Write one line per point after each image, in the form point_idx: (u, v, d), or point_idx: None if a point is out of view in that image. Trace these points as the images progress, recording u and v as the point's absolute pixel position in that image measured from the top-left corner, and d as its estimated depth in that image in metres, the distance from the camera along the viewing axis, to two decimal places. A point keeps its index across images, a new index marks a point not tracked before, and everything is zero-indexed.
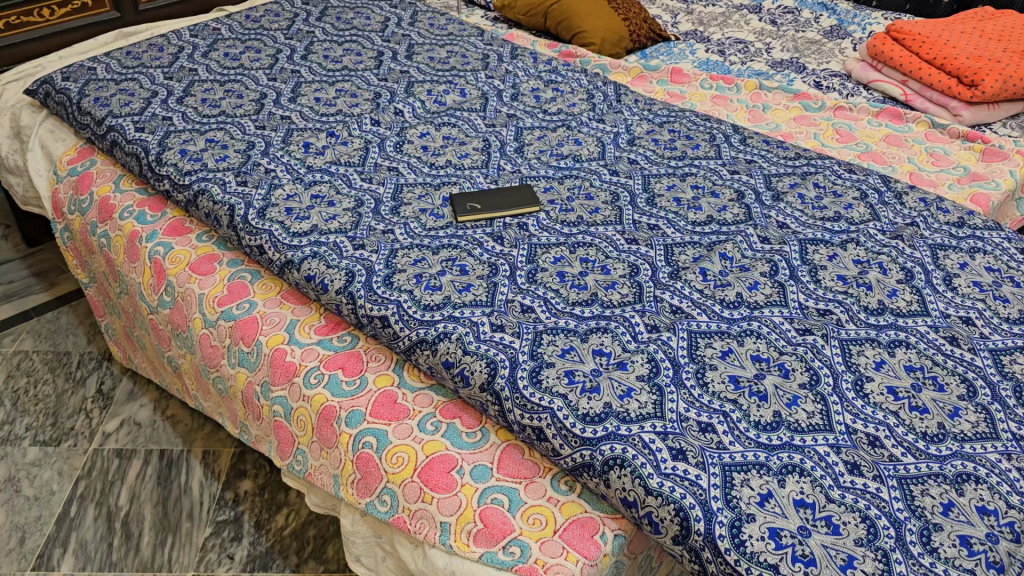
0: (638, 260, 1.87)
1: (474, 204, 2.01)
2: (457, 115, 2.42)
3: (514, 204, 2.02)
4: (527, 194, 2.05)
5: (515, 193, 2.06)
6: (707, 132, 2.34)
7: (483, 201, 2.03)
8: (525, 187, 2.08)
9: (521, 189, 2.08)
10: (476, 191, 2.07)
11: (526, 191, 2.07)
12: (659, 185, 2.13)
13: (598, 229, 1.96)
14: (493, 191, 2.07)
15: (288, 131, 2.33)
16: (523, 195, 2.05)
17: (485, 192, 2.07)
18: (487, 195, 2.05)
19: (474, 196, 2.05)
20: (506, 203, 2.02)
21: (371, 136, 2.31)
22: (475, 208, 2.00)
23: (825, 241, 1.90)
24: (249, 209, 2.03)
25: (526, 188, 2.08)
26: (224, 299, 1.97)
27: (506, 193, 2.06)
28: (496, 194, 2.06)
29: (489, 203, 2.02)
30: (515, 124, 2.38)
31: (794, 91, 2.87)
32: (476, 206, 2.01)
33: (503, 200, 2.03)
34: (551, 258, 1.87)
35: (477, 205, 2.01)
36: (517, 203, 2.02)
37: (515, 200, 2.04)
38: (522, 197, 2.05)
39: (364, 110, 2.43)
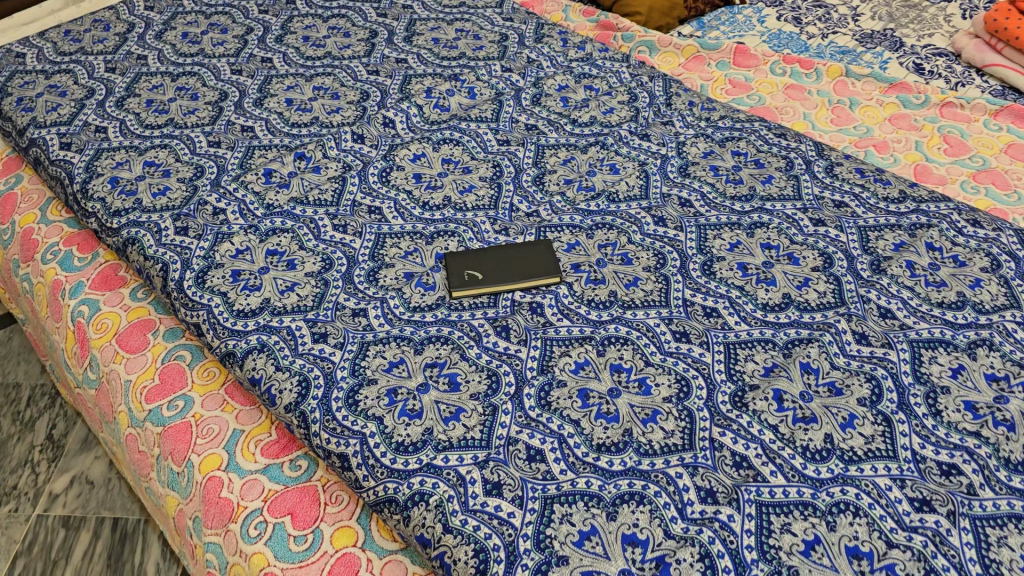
0: (686, 369, 1.36)
1: (474, 272, 1.53)
2: (462, 126, 1.91)
3: (528, 273, 1.53)
4: (546, 258, 1.56)
5: (531, 256, 1.56)
6: (782, 155, 1.81)
7: (486, 267, 1.54)
8: (544, 245, 1.58)
9: (538, 247, 1.58)
10: (479, 251, 1.58)
11: (545, 253, 1.57)
12: (716, 236, 1.62)
13: (635, 315, 1.46)
14: (501, 251, 1.58)
15: (248, 150, 1.85)
16: (541, 259, 1.56)
17: (491, 252, 1.58)
18: (492, 258, 1.56)
19: (476, 260, 1.56)
20: (517, 272, 1.53)
21: (352, 159, 1.82)
22: (475, 279, 1.52)
23: (947, 343, 1.39)
24: (186, 271, 1.59)
25: (546, 246, 1.58)
26: (153, 391, 1.55)
27: (519, 254, 1.57)
28: (506, 256, 1.57)
29: (494, 271, 1.53)
30: (535, 140, 1.88)
31: (889, 80, 2.29)
32: (477, 275, 1.53)
33: (512, 267, 1.54)
34: (568, 367, 1.37)
35: (479, 274, 1.53)
36: (531, 272, 1.53)
37: (529, 266, 1.54)
38: (539, 261, 1.55)
39: (346, 119, 1.93)
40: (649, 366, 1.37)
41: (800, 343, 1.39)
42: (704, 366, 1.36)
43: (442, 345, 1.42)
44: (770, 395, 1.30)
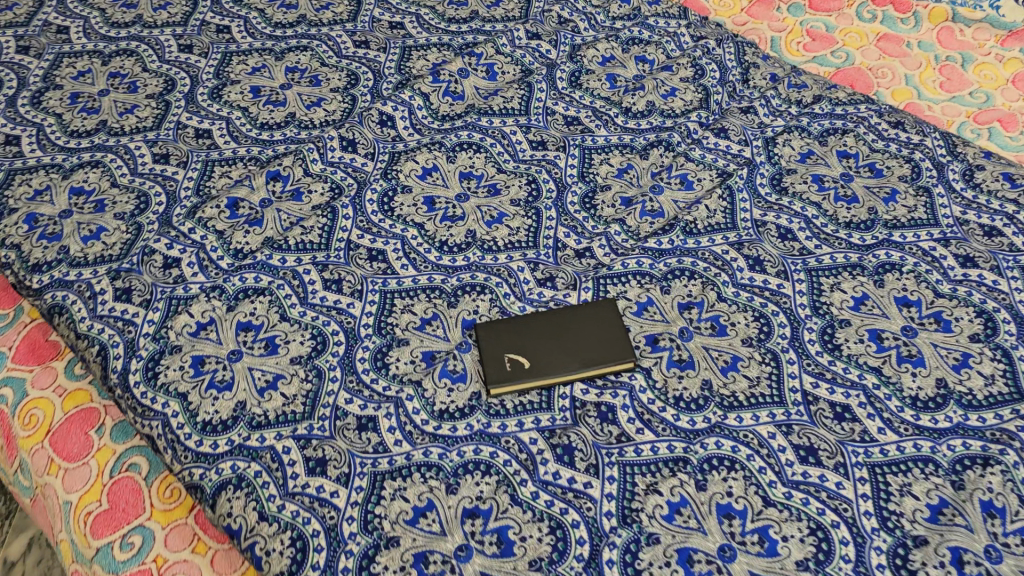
0: (823, 513, 0.99)
1: (517, 356, 1.13)
2: (482, 123, 1.48)
3: (590, 358, 1.13)
4: (614, 332, 1.15)
5: (593, 330, 1.16)
6: (903, 157, 1.40)
7: (533, 348, 1.14)
8: (610, 312, 1.17)
9: (603, 315, 1.17)
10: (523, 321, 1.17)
11: (612, 324, 1.16)
12: (833, 287, 1.22)
13: (740, 421, 1.08)
14: (553, 321, 1.17)
15: (206, 166, 1.42)
16: (607, 335, 1.15)
17: (540, 321, 1.17)
18: (542, 333, 1.16)
19: (520, 336, 1.16)
20: (574, 355, 1.13)
21: (343, 178, 1.40)
22: (519, 367, 1.12)
23: None
24: (130, 359, 1.18)
25: (613, 313, 1.18)
26: (98, 520, 1.06)
27: (578, 326, 1.16)
28: (560, 330, 1.16)
29: (545, 356, 1.13)
30: (579, 141, 1.45)
31: (1008, 26, 1.82)
32: (522, 361, 1.13)
33: (569, 346, 1.14)
34: (660, 513, 1.00)
35: (524, 360, 1.13)
36: (595, 356, 1.13)
37: (591, 346, 1.14)
38: (604, 338, 1.15)
39: (332, 115, 1.49)
40: (771, 507, 1.00)
41: (975, 465, 1.02)
42: (847, 506, 1.00)
43: (483, 476, 1.04)
44: (944, 557, 0.94)
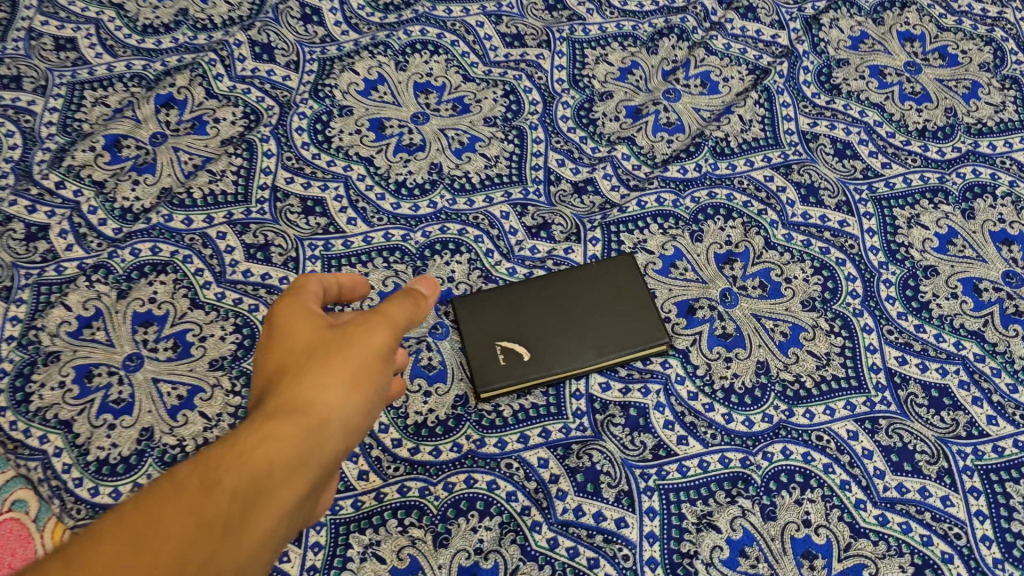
0: (930, 543, 0.77)
1: (511, 344, 0.84)
2: (439, 15, 1.13)
3: (609, 342, 0.84)
4: (638, 301, 0.86)
5: (609, 299, 0.86)
6: (980, 37, 1.09)
7: (532, 331, 0.85)
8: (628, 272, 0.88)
9: (620, 277, 0.87)
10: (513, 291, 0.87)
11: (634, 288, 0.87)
12: (911, 222, 0.94)
13: (810, 417, 0.83)
14: (555, 289, 0.87)
15: (70, 90, 1.05)
16: (628, 305, 0.86)
17: (537, 292, 0.87)
18: (541, 308, 0.86)
19: (510, 314, 0.86)
20: (587, 339, 0.84)
21: (259, 99, 1.05)
22: (515, 361, 0.83)
23: None
24: None
25: (633, 272, 0.88)
26: None
27: (589, 293, 0.87)
28: (565, 301, 0.86)
29: (549, 341, 0.84)
30: (566, 32, 1.11)
31: None
32: (519, 352, 0.83)
33: (578, 326, 0.85)
34: (720, 557, 0.76)
35: (521, 350, 0.84)
36: (615, 337, 0.84)
37: (608, 322, 0.85)
38: (624, 311, 0.86)
39: (236, 11, 1.12)
40: (862, 539, 0.77)
41: None
42: (959, 531, 0.77)
43: (483, 519, 0.78)
44: None
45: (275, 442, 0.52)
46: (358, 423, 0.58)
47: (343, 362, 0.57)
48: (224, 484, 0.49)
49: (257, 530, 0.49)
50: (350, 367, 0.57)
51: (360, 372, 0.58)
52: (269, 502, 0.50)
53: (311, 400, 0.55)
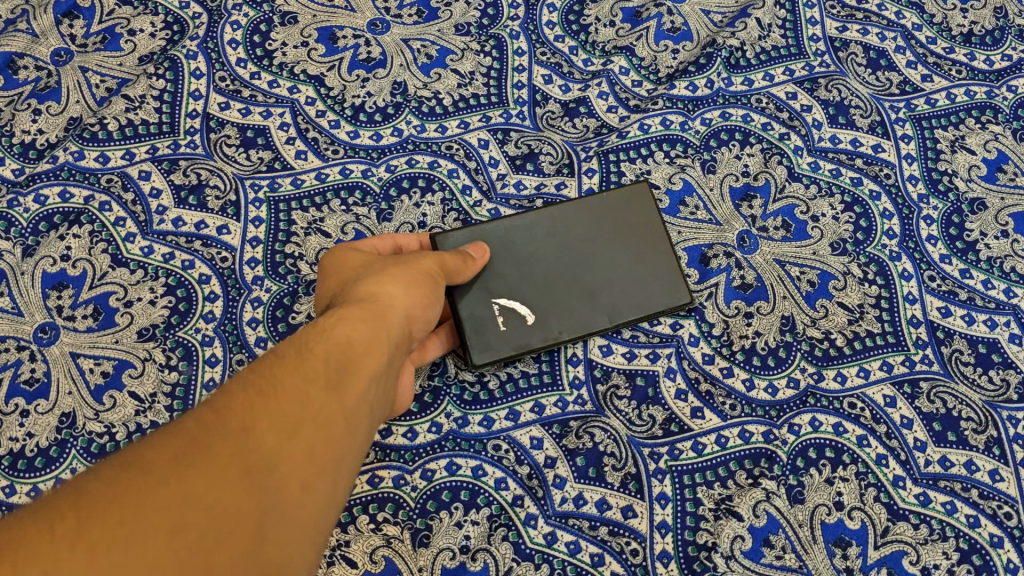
0: (977, 525, 0.67)
1: (509, 303, 0.70)
2: None
3: (624, 300, 0.71)
4: (655, 248, 0.73)
5: (624, 246, 0.72)
6: None
7: (534, 285, 0.70)
8: (642, 209, 0.74)
9: (634, 218, 0.73)
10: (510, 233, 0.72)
11: (650, 232, 0.73)
12: (955, 146, 0.82)
13: (843, 382, 0.72)
14: (560, 231, 0.72)
15: None
16: (645, 253, 0.72)
17: (539, 236, 0.72)
18: (543, 256, 0.71)
19: (509, 264, 0.71)
20: (598, 295, 0.71)
21: (182, 5, 0.87)
22: (515, 325, 0.70)
23: None
24: None
25: (649, 211, 0.74)
26: None
27: (597, 239, 0.72)
28: (571, 248, 0.72)
29: (556, 298, 0.71)
30: None
31: None
32: (520, 315, 0.70)
33: (589, 279, 0.71)
34: (742, 549, 0.66)
35: (522, 312, 0.70)
36: (634, 294, 0.71)
37: (623, 276, 0.72)
38: (642, 261, 0.72)
39: None
40: (901, 522, 0.67)
41: None
42: (1009, 511, 0.68)
43: (468, 512, 0.67)
44: None
45: (353, 319, 0.56)
46: (422, 319, 0.62)
47: (400, 271, 0.62)
48: (302, 369, 0.51)
49: (339, 411, 0.51)
50: (412, 266, 0.63)
51: (416, 275, 0.62)
52: (344, 389, 0.52)
53: (373, 293, 0.59)
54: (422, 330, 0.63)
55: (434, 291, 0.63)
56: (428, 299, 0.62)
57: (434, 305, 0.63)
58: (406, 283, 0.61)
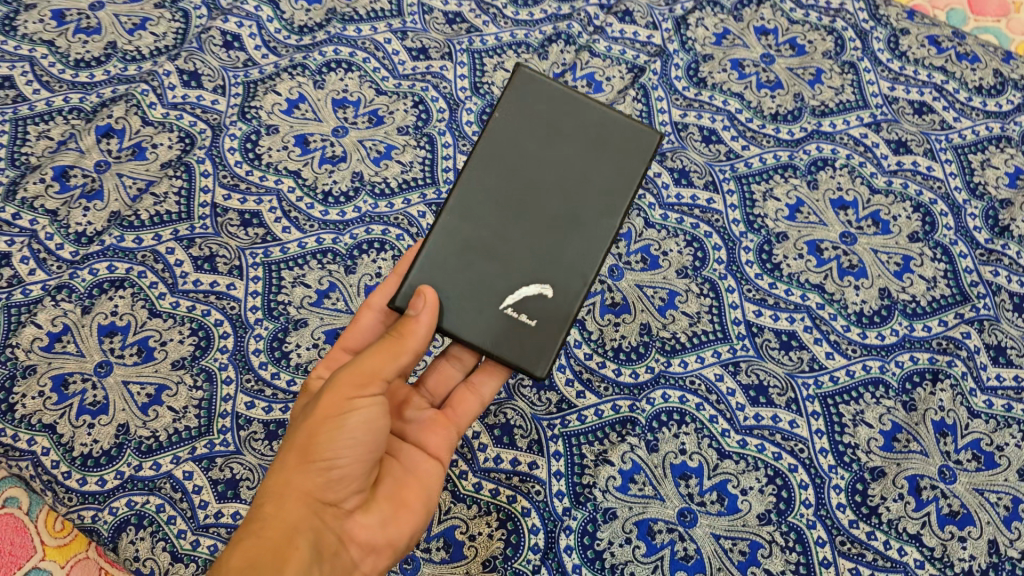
0: (780, 458, 0.94)
1: (521, 292, 0.77)
2: (349, 34, 1.25)
3: (611, 179, 0.81)
4: (583, 119, 0.82)
5: (557, 142, 0.81)
6: (824, 28, 1.27)
7: (528, 260, 0.78)
8: (531, 98, 0.82)
9: (545, 127, 0.82)
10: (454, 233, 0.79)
11: (562, 111, 0.82)
12: (767, 195, 1.12)
13: (686, 366, 1.00)
14: (493, 190, 0.80)
15: (15, 126, 1.14)
16: (578, 129, 0.82)
17: (495, 211, 0.79)
18: (503, 222, 0.79)
19: (483, 266, 0.78)
20: (590, 209, 0.80)
21: (192, 123, 1.16)
22: (546, 301, 0.78)
23: None
24: None
25: (554, 117, 0.82)
26: None
27: (540, 169, 0.80)
28: (523, 194, 0.79)
29: (557, 257, 0.78)
30: (465, 43, 1.25)
31: None
32: (537, 298, 0.78)
33: (565, 200, 0.80)
34: (614, 485, 0.92)
35: (538, 291, 0.78)
36: (600, 167, 0.81)
37: (589, 172, 0.81)
38: (588, 141, 0.82)
39: (162, 41, 1.23)
40: (726, 460, 0.94)
41: (923, 382, 0.98)
42: (802, 447, 0.95)
43: None
44: (903, 488, 0.91)
45: (256, 535, 0.69)
46: (335, 474, 0.72)
47: (292, 456, 0.73)
48: None
49: None
50: (303, 435, 0.72)
51: (304, 448, 0.72)
52: None
53: (274, 493, 0.72)
54: (343, 482, 0.72)
55: (334, 438, 0.71)
56: (324, 462, 0.71)
57: (341, 448, 0.71)
58: (295, 464, 0.72)
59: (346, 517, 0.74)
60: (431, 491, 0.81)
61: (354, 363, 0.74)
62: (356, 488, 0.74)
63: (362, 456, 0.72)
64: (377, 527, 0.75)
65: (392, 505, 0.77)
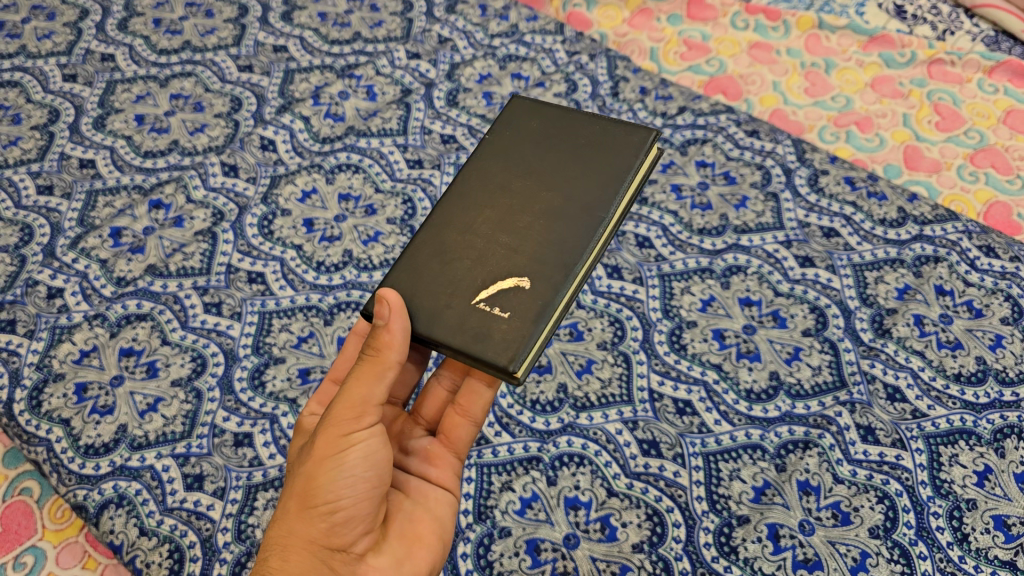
0: (660, 500, 1.09)
1: (501, 286, 0.95)
2: (361, 145, 1.54)
3: (597, 182, 1.04)
4: (568, 138, 1.09)
5: (550, 155, 1.07)
6: (755, 164, 1.50)
7: (508, 256, 0.98)
8: (522, 123, 1.12)
9: (539, 143, 1.09)
10: (448, 225, 1.02)
11: (555, 136, 1.10)
12: (684, 291, 1.31)
13: (591, 419, 1.17)
14: (485, 194, 1.05)
15: (89, 197, 1.45)
16: (569, 146, 1.08)
17: (491, 210, 1.03)
18: (495, 217, 1.02)
19: (468, 261, 0.98)
20: (572, 212, 1.01)
21: (224, 203, 1.45)
22: (523, 295, 0.94)
23: (969, 433, 1.15)
24: (15, 389, 1.21)
25: (546, 137, 1.10)
26: None
27: (532, 178, 1.05)
28: (512, 199, 1.03)
29: (540, 246, 0.98)
30: (454, 158, 1.53)
31: (869, 32, 1.90)
32: (514, 289, 0.94)
33: (550, 199, 1.03)
34: (513, 508, 1.08)
35: (516, 284, 0.95)
36: (583, 172, 1.05)
37: (579, 176, 1.05)
38: (581, 158, 1.07)
39: (214, 141, 1.54)
40: (613, 497, 1.09)
41: (796, 449, 1.13)
42: (681, 492, 1.09)
43: None
44: (762, 533, 1.06)
45: None
46: (340, 515, 0.86)
47: (296, 515, 0.88)
48: None
49: None
50: (302, 489, 0.87)
51: (303, 503, 0.87)
52: None
53: (286, 548, 0.87)
54: (347, 523, 0.87)
55: (334, 484, 0.86)
56: (327, 507, 0.86)
57: (344, 486, 0.86)
58: (300, 511, 0.87)
59: (358, 558, 0.89)
60: (438, 514, 0.98)
61: (344, 396, 0.88)
62: (365, 526, 0.89)
63: (363, 494, 0.87)
64: (390, 563, 0.91)
65: (405, 546, 0.94)
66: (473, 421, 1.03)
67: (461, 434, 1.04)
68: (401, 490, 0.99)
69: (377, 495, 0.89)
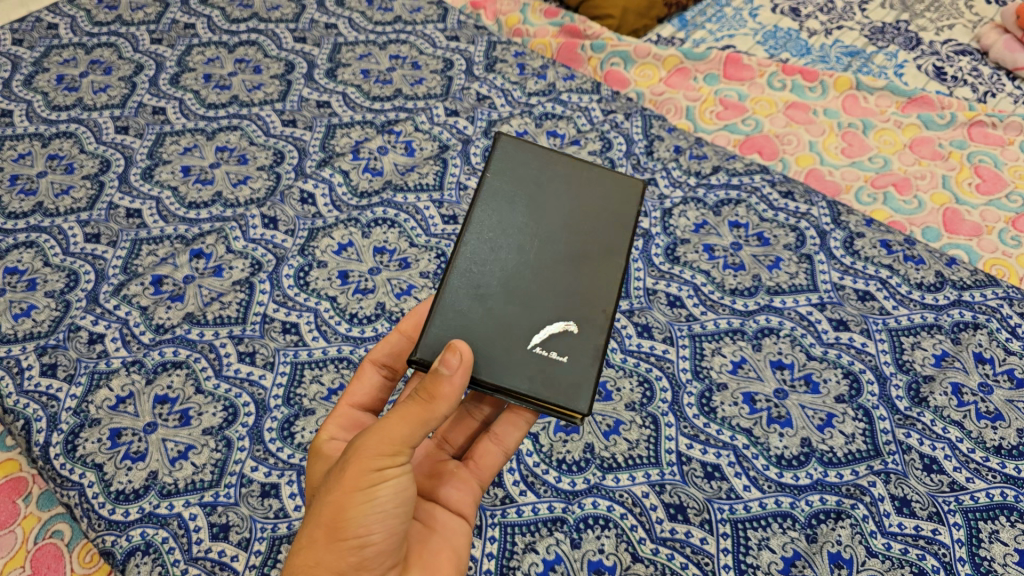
0: (685, 567, 1.06)
1: (548, 331, 0.91)
2: (397, 200, 1.57)
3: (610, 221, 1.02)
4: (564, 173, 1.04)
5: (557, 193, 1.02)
6: (789, 226, 1.49)
7: (552, 302, 0.93)
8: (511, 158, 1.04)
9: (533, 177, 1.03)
10: (469, 281, 0.93)
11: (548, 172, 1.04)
12: (715, 351, 1.30)
13: (618, 482, 1.15)
14: (507, 243, 0.96)
15: (134, 245, 1.49)
16: (567, 183, 1.04)
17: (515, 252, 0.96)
18: (526, 264, 0.95)
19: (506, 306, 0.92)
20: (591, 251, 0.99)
21: (263, 254, 1.48)
22: (573, 338, 0.92)
23: (1010, 509, 1.12)
24: (52, 433, 1.23)
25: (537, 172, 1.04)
26: None
27: (547, 216, 1.00)
28: (535, 246, 0.97)
29: (576, 293, 0.95)
30: None
31: (908, 93, 1.89)
32: (564, 334, 0.91)
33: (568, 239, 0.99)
34: (535, 570, 1.06)
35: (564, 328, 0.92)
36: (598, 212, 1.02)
37: (591, 214, 1.02)
38: (585, 197, 1.03)
39: (256, 193, 1.59)
40: (638, 563, 1.07)
41: (827, 519, 1.10)
42: (707, 560, 1.07)
43: None
44: None
45: None
46: (365, 548, 0.82)
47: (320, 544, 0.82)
48: None
49: None
50: (329, 516, 0.81)
51: (330, 533, 0.81)
52: None
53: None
54: (373, 555, 0.83)
55: (364, 519, 0.80)
56: (356, 540, 0.81)
57: (373, 521, 0.81)
58: (327, 541, 0.81)
59: None
60: (458, 546, 0.94)
61: (379, 429, 0.81)
62: (389, 558, 0.85)
63: (389, 530, 0.83)
64: None
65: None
66: (505, 449, 1.05)
67: (489, 461, 1.05)
68: (422, 521, 0.94)
69: (404, 527, 0.85)
